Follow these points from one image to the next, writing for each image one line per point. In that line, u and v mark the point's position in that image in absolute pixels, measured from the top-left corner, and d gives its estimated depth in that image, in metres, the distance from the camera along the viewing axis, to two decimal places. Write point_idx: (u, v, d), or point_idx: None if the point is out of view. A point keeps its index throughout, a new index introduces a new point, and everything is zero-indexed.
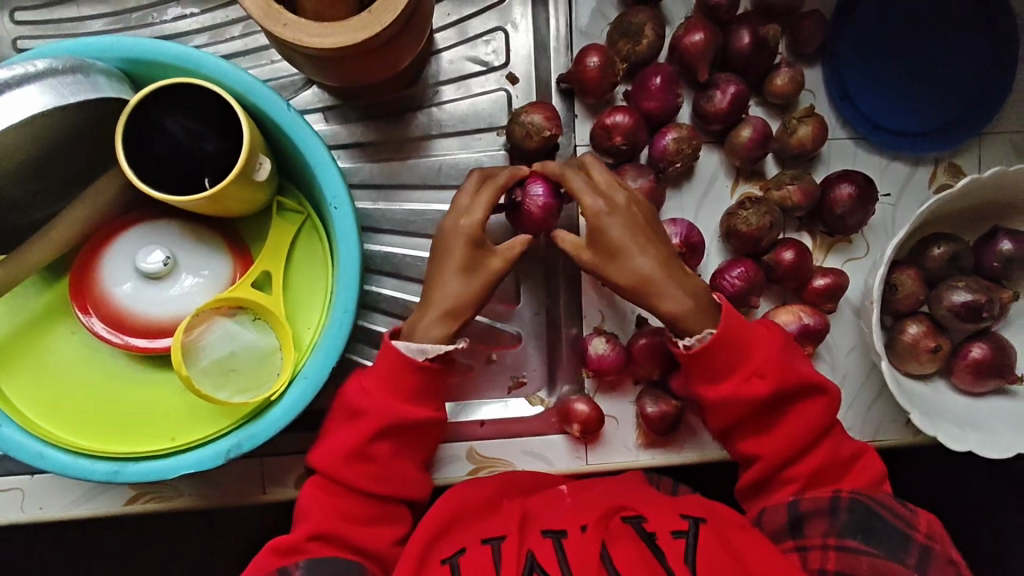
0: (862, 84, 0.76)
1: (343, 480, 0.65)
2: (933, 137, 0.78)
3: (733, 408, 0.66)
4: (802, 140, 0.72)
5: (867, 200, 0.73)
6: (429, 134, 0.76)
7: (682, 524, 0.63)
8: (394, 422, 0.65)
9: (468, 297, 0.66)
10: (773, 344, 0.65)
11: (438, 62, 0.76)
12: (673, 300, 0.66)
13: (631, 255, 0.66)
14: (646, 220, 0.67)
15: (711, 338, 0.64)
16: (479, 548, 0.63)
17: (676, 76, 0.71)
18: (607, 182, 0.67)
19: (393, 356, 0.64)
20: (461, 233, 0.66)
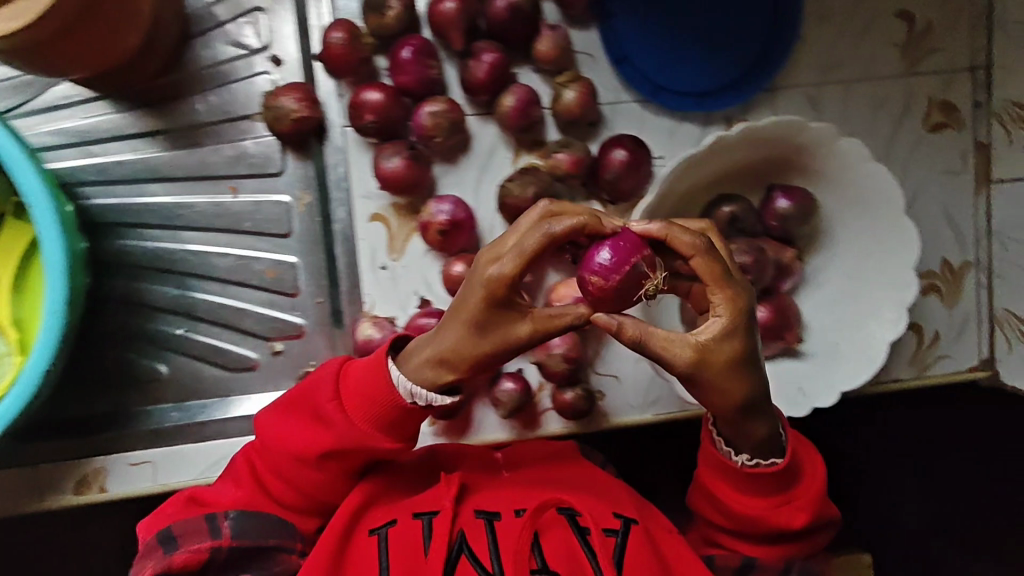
0: (640, 43, 0.73)
1: (281, 465, 0.62)
2: (717, 95, 0.75)
3: (756, 526, 0.61)
4: (568, 106, 0.70)
5: (639, 165, 0.70)
6: (196, 124, 0.74)
7: (614, 522, 0.63)
8: (352, 445, 0.60)
9: (472, 352, 0.56)
10: (821, 487, 0.61)
11: (195, 48, 0.73)
12: (755, 426, 0.58)
13: (710, 373, 0.54)
14: (741, 335, 0.54)
15: (772, 469, 0.59)
16: (409, 522, 0.62)
17: (429, 47, 0.68)
18: (730, 286, 0.53)
19: (382, 387, 0.59)
20: (496, 295, 0.54)
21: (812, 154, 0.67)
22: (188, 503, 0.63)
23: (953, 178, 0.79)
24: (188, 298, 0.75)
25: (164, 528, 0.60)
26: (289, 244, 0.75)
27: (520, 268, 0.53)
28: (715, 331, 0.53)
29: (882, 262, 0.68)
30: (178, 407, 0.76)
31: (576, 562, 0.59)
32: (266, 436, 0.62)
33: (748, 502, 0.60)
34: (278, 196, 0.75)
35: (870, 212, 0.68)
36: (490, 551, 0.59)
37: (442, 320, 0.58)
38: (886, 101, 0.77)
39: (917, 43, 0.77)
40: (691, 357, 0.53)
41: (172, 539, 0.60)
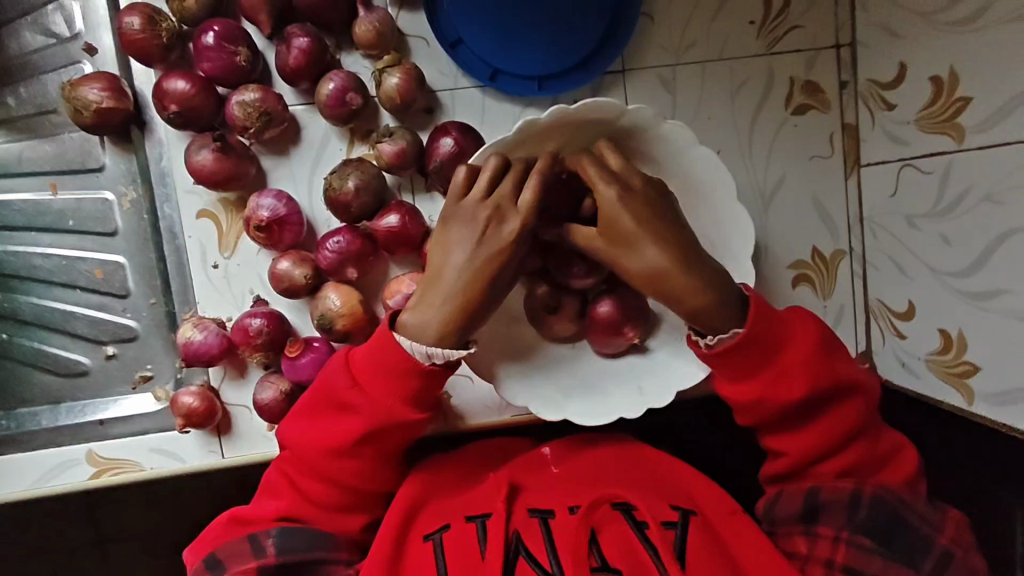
0: (472, 24, 0.69)
1: (317, 467, 0.62)
2: (564, 76, 0.72)
3: (771, 411, 0.60)
4: (390, 93, 0.66)
5: (467, 155, 0.67)
6: (8, 117, 0.71)
7: (672, 514, 0.61)
8: (388, 424, 0.60)
9: (472, 292, 0.58)
10: (811, 344, 0.59)
11: (6, 39, 0.70)
12: (703, 295, 0.57)
13: (636, 247, 0.57)
14: (659, 205, 0.58)
15: (735, 339, 0.57)
16: (464, 526, 0.62)
17: (235, 32, 0.65)
18: (618, 165, 0.59)
19: (394, 356, 0.58)
20: (484, 238, 0.58)
21: (639, 139, 0.62)
22: (235, 525, 0.64)
23: (820, 162, 0.74)
24: (12, 301, 0.72)
25: (210, 555, 0.62)
26: (114, 243, 0.72)
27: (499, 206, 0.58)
28: (615, 203, 0.57)
29: (722, 252, 0.64)
30: (7, 415, 0.73)
31: (632, 557, 0.58)
32: (288, 441, 0.62)
33: (733, 389, 0.60)
34: (100, 192, 0.71)
35: (706, 202, 0.64)
36: (546, 551, 0.58)
37: (425, 287, 0.59)
38: (747, 82, 0.73)
39: (775, 19, 0.72)
40: (626, 246, 0.58)
41: (219, 563, 0.61)
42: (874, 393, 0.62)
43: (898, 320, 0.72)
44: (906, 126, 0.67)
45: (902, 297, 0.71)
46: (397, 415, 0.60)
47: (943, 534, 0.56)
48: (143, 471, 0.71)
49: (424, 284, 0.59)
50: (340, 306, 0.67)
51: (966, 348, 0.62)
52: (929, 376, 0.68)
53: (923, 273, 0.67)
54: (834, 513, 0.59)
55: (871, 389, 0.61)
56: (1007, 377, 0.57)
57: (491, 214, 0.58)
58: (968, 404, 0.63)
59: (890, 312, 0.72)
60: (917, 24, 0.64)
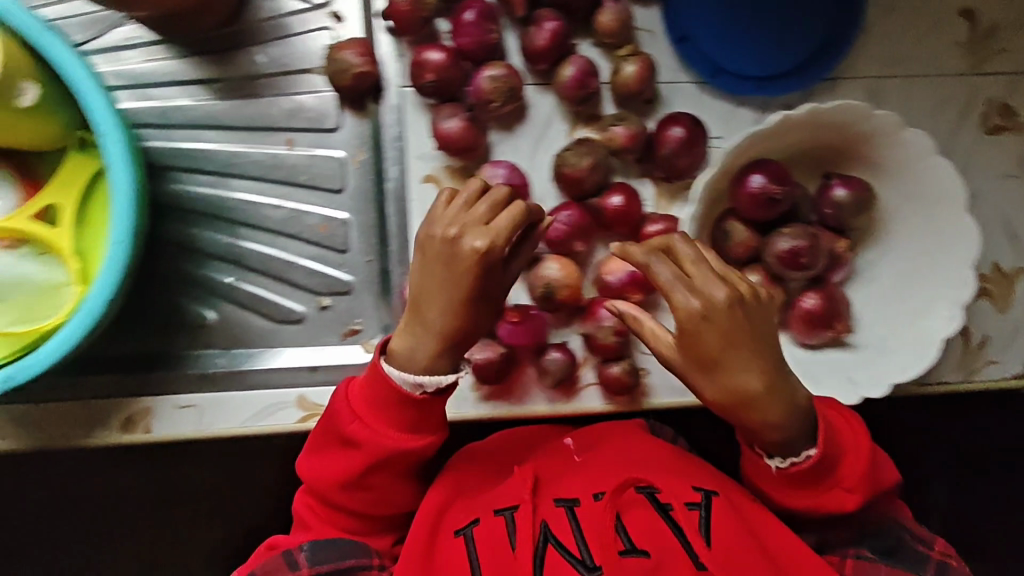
0: (703, 24, 0.73)
1: (323, 493, 0.65)
2: (779, 80, 0.75)
3: (811, 511, 0.62)
4: (627, 81, 0.70)
5: (695, 143, 0.70)
6: (252, 75, 0.74)
7: (694, 495, 0.63)
8: (389, 453, 0.63)
9: (464, 324, 0.60)
10: (863, 462, 0.60)
11: (261, 0, 0.74)
12: (767, 414, 0.56)
13: (732, 373, 0.55)
14: (756, 326, 0.55)
15: (807, 462, 0.59)
16: (493, 519, 0.63)
17: (492, 11, 0.68)
18: (698, 273, 0.55)
19: (382, 387, 0.61)
20: (455, 280, 0.58)
21: (869, 143, 0.67)
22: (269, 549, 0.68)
23: (1012, 181, 0.78)
24: (238, 248, 0.76)
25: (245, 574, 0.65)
26: (340, 200, 0.76)
27: (493, 244, 0.58)
28: (722, 312, 0.54)
29: (937, 256, 0.68)
30: (223, 353, 0.76)
31: (663, 539, 0.59)
32: (303, 473, 0.66)
33: (796, 499, 0.62)
34: (332, 151, 0.75)
35: (927, 207, 0.68)
36: (575, 538, 0.59)
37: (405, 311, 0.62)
38: (948, 100, 0.77)
39: (981, 43, 0.76)
40: (709, 369, 0.56)
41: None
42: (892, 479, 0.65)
43: None
44: None
45: None
46: (392, 446, 0.63)
47: (935, 548, 0.63)
48: None
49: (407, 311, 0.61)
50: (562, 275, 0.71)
51: None
52: None
53: None
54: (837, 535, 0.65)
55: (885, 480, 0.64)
56: None
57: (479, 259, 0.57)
58: None
59: None
60: None
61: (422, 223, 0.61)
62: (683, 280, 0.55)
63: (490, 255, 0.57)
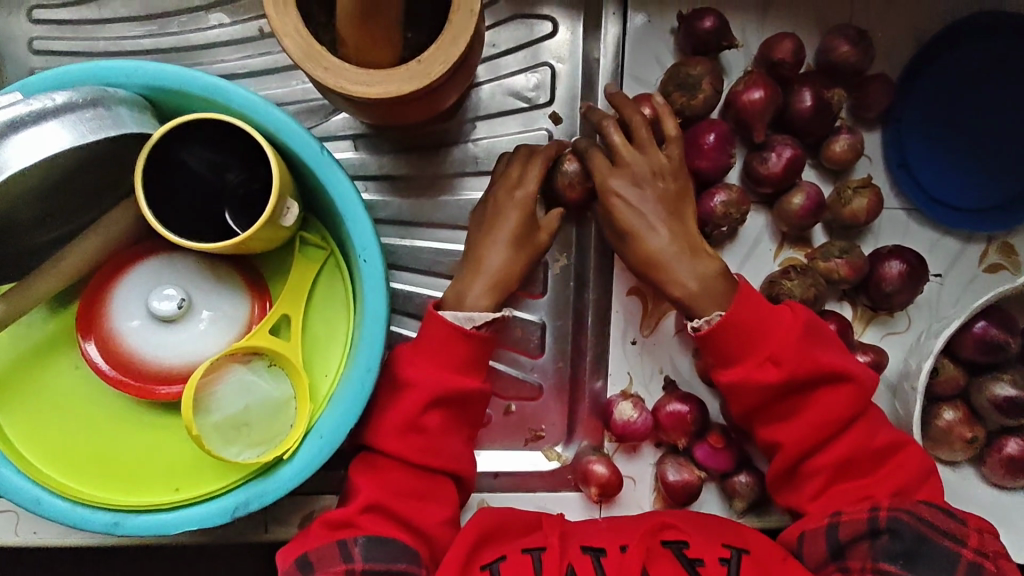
0: (922, 155, 0.72)
1: (390, 458, 0.63)
2: (990, 215, 0.74)
3: (743, 390, 0.64)
4: (855, 213, 0.69)
5: (916, 281, 0.69)
6: (459, 173, 0.71)
7: (724, 553, 0.63)
8: (441, 390, 0.62)
9: (517, 272, 0.66)
10: (794, 328, 0.63)
11: (477, 95, 0.71)
12: (682, 285, 0.65)
13: (662, 240, 0.65)
14: (664, 200, 0.65)
15: (714, 325, 0.64)
16: (519, 557, 0.62)
17: (730, 135, 0.67)
18: (627, 152, 0.65)
19: (440, 326, 0.63)
20: (512, 202, 0.65)
21: None
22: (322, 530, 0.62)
23: None
24: None
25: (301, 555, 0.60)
26: (537, 304, 0.73)
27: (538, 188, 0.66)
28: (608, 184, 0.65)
29: None
30: None
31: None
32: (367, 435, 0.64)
33: (725, 375, 0.65)
34: None
35: None
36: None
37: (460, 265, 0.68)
38: None
39: None
40: (623, 233, 0.66)
41: (309, 565, 0.59)
42: (869, 384, 0.64)
43: None
44: None
45: None
46: (448, 382, 0.62)
47: (969, 547, 0.58)
48: None
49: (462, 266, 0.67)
50: None
51: None
52: None
53: None
54: (863, 544, 0.61)
55: (865, 379, 0.64)
56: None
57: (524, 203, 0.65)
58: None
59: None
60: None
61: (490, 189, 0.68)
62: (610, 171, 0.65)
63: (534, 194, 0.66)
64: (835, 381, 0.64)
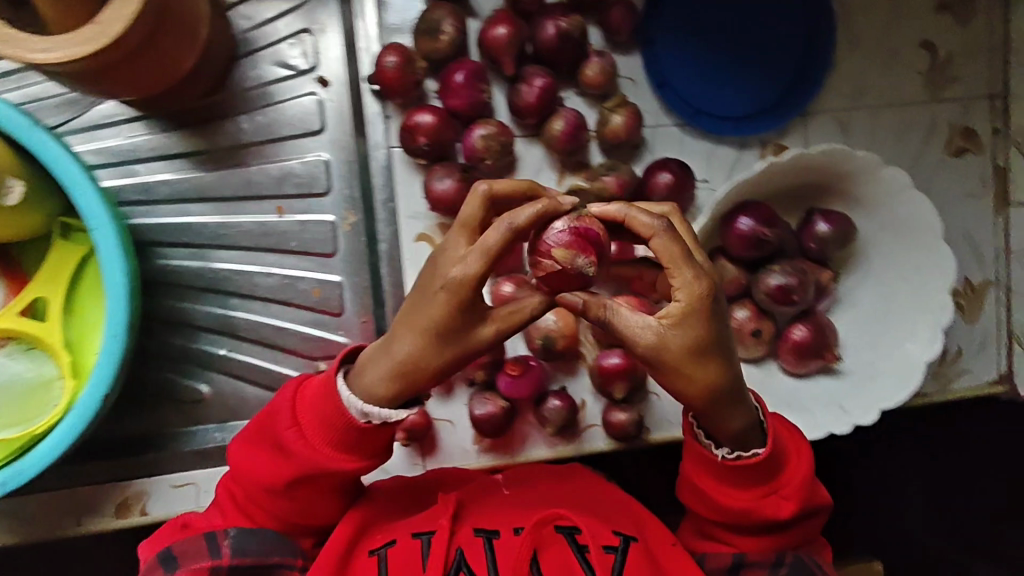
0: (680, 71, 0.75)
1: (251, 493, 0.61)
2: (755, 119, 0.77)
3: (739, 516, 0.61)
4: (615, 130, 0.71)
5: (683, 190, 0.72)
6: (239, 143, 0.73)
7: (614, 539, 0.62)
8: (305, 466, 0.58)
9: (429, 367, 0.54)
10: (806, 472, 0.61)
11: (243, 68, 0.73)
12: (730, 420, 0.57)
13: (683, 365, 0.52)
14: (721, 323, 0.52)
15: (750, 461, 0.59)
16: (408, 542, 0.61)
17: (482, 71, 0.69)
18: (677, 274, 0.51)
19: (328, 405, 0.57)
20: (439, 286, 0.51)
21: (853, 181, 0.70)
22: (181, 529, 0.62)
23: (973, 200, 0.83)
24: (230, 317, 0.75)
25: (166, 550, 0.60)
26: (333, 263, 0.75)
27: (486, 268, 0.50)
28: (690, 300, 0.51)
29: (911, 286, 0.71)
30: (219, 428, 0.75)
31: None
32: (235, 465, 0.61)
33: (726, 495, 0.61)
34: (323, 215, 0.75)
35: (909, 240, 0.71)
36: (488, 568, 0.59)
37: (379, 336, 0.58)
38: (911, 128, 0.81)
39: (940, 71, 0.81)
40: (689, 352, 0.52)
41: (171, 559, 0.59)
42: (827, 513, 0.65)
43: None
44: None
45: None
46: (317, 463, 0.58)
47: None
48: None
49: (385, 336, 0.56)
50: (560, 326, 0.72)
51: None
52: None
53: None
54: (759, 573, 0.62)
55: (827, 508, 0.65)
56: None
57: (472, 287, 0.51)
58: None
59: None
60: None
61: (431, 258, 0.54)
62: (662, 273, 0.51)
63: (482, 276, 0.50)
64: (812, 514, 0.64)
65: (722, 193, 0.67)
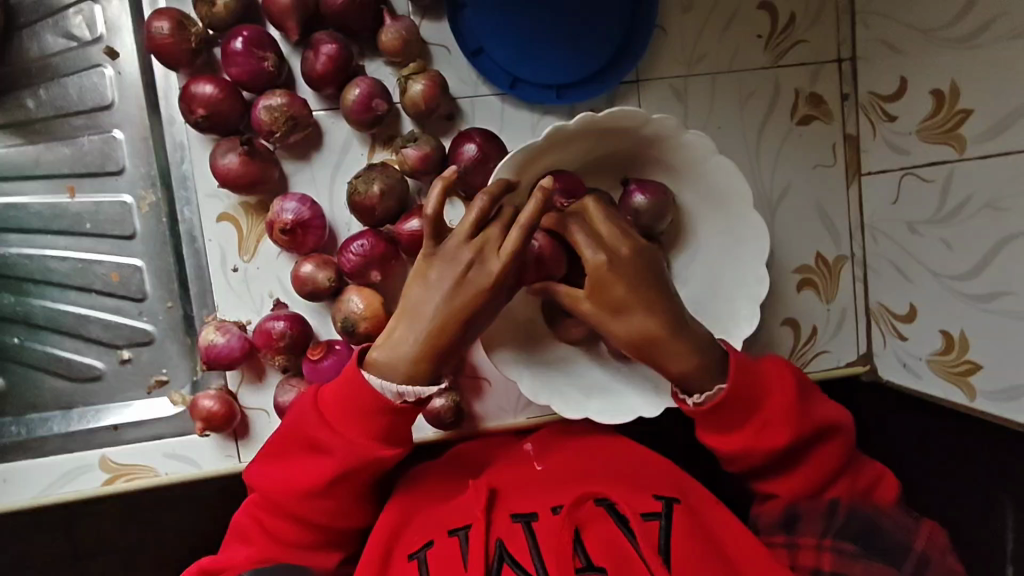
0: (493, 35, 0.71)
1: (284, 507, 0.62)
2: (581, 87, 0.74)
3: (754, 458, 0.63)
4: (414, 100, 0.68)
5: (488, 160, 0.68)
6: (27, 120, 0.71)
7: (654, 506, 0.62)
8: (357, 461, 0.60)
9: (444, 345, 0.58)
10: (788, 396, 0.62)
11: (27, 40, 0.70)
12: (678, 360, 0.59)
13: (608, 323, 0.59)
14: (644, 270, 0.59)
15: (720, 395, 0.60)
16: (446, 541, 0.60)
17: (262, 38, 0.65)
18: (609, 231, 0.60)
19: (364, 393, 0.59)
20: (434, 279, 0.58)
21: (661, 147, 0.65)
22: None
23: (823, 170, 0.78)
24: (24, 304, 0.71)
25: None
26: (131, 246, 0.71)
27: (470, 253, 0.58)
28: (599, 264, 0.59)
29: (733, 259, 0.67)
30: (17, 421, 0.72)
31: (619, 549, 0.58)
32: (259, 486, 0.62)
33: (726, 441, 0.62)
34: (117, 195, 0.71)
35: (722, 208, 0.67)
36: (532, 553, 0.58)
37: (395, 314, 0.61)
38: (755, 93, 0.76)
39: (782, 34, 0.76)
40: (613, 312, 0.59)
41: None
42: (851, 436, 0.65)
43: (900, 322, 0.76)
44: (908, 136, 0.71)
45: (903, 299, 0.75)
46: (364, 452, 0.60)
47: (918, 540, 0.60)
48: (159, 476, 0.69)
49: (398, 319, 0.59)
50: (363, 309, 0.67)
51: (968, 347, 0.67)
52: (931, 375, 0.72)
53: (924, 276, 0.71)
54: (813, 523, 0.63)
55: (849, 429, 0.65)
56: (1010, 374, 0.62)
57: (457, 276, 0.58)
58: (969, 401, 0.67)
59: (892, 315, 0.77)
60: (918, 40, 0.68)
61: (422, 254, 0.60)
62: (600, 237, 0.59)
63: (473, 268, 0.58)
64: (824, 438, 0.64)
65: (514, 158, 0.61)
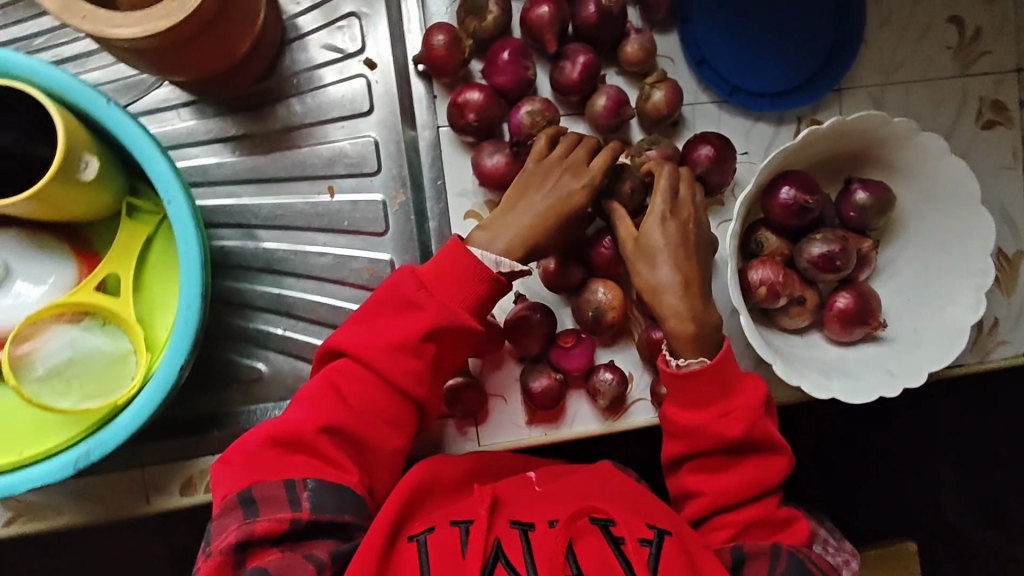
0: (718, 48, 0.77)
1: (376, 364, 0.66)
2: (791, 96, 0.79)
3: (697, 435, 0.66)
4: (657, 106, 0.73)
5: (724, 161, 0.73)
6: (293, 126, 0.75)
7: (648, 532, 0.64)
8: (447, 324, 0.65)
9: (546, 237, 0.68)
10: (755, 397, 0.66)
11: (292, 52, 0.75)
12: (675, 314, 0.66)
13: (634, 262, 0.67)
14: (693, 242, 0.68)
15: (700, 367, 0.65)
16: (447, 529, 0.64)
17: (525, 49, 0.71)
18: (683, 193, 0.68)
19: (467, 261, 0.65)
20: (559, 178, 0.68)
21: (890, 147, 0.72)
22: (268, 446, 0.64)
23: (1005, 172, 0.84)
24: (284, 297, 0.76)
25: (245, 490, 0.62)
26: (383, 242, 0.76)
27: (586, 185, 0.68)
28: (657, 217, 0.67)
29: (954, 253, 0.73)
30: (279, 406, 0.76)
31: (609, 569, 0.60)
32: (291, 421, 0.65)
33: (681, 413, 0.66)
34: (372, 194, 0.76)
35: (945, 203, 0.73)
36: (525, 558, 0.61)
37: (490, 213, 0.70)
38: (944, 101, 0.83)
39: (969, 46, 0.82)
40: (649, 256, 0.66)
41: (252, 501, 0.62)
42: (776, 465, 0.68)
43: None
44: None
45: None
46: (453, 316, 0.65)
47: None
48: None
49: (501, 211, 0.68)
50: (610, 299, 0.73)
51: None
52: None
53: None
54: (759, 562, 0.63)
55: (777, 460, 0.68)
56: None
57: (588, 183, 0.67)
58: None
59: None
60: None
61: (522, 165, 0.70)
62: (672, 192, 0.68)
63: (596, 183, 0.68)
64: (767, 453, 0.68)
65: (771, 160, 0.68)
